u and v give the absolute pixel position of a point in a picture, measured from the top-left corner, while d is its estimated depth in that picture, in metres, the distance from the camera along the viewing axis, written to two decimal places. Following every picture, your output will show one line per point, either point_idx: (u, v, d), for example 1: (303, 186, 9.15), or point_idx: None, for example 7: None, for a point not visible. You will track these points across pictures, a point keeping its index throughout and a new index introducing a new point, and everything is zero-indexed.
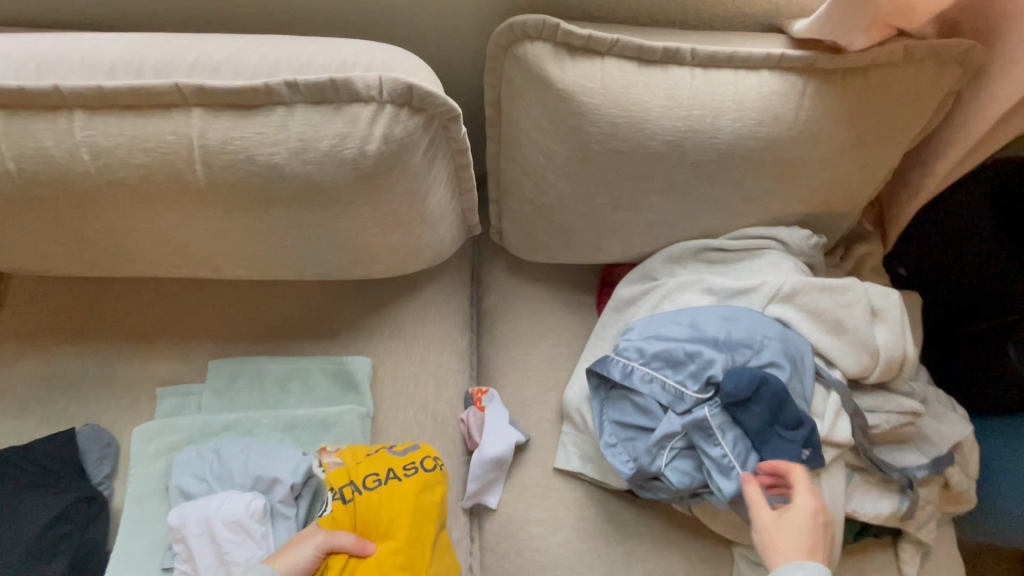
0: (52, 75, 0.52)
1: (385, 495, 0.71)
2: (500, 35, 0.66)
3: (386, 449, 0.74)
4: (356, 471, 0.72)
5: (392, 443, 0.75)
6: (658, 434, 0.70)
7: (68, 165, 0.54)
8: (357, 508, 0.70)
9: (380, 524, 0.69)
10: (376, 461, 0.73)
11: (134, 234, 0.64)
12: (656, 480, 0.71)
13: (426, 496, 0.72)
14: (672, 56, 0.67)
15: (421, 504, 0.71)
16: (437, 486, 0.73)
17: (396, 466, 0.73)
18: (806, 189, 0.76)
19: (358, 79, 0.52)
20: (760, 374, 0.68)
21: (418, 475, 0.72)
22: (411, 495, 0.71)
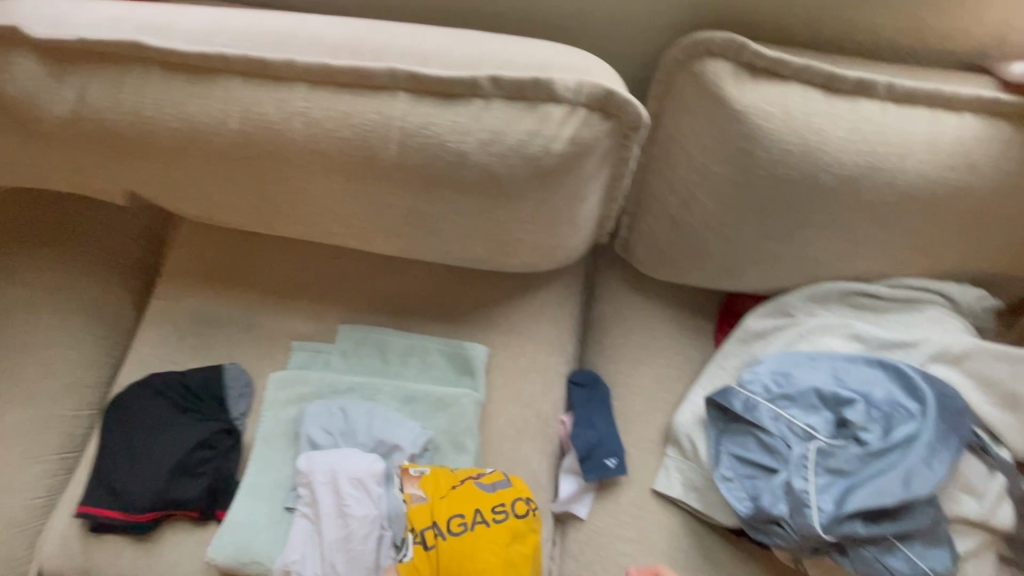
0: (286, 50, 0.57)
1: (469, 542, 0.70)
2: (681, 50, 0.66)
3: (471, 489, 0.73)
4: (439, 512, 0.72)
5: (479, 480, 0.75)
6: (786, 476, 0.65)
7: (282, 131, 0.60)
8: (439, 553, 0.70)
9: None
10: (459, 504, 0.72)
11: (312, 200, 0.70)
12: (774, 526, 0.66)
13: (512, 547, 0.71)
14: (862, 87, 0.63)
15: (509, 553, 0.71)
16: (527, 531, 0.73)
17: (484, 509, 0.72)
18: (988, 245, 0.69)
19: (557, 80, 0.53)
20: (910, 432, 0.63)
21: (507, 522, 0.72)
22: (499, 541, 0.70)
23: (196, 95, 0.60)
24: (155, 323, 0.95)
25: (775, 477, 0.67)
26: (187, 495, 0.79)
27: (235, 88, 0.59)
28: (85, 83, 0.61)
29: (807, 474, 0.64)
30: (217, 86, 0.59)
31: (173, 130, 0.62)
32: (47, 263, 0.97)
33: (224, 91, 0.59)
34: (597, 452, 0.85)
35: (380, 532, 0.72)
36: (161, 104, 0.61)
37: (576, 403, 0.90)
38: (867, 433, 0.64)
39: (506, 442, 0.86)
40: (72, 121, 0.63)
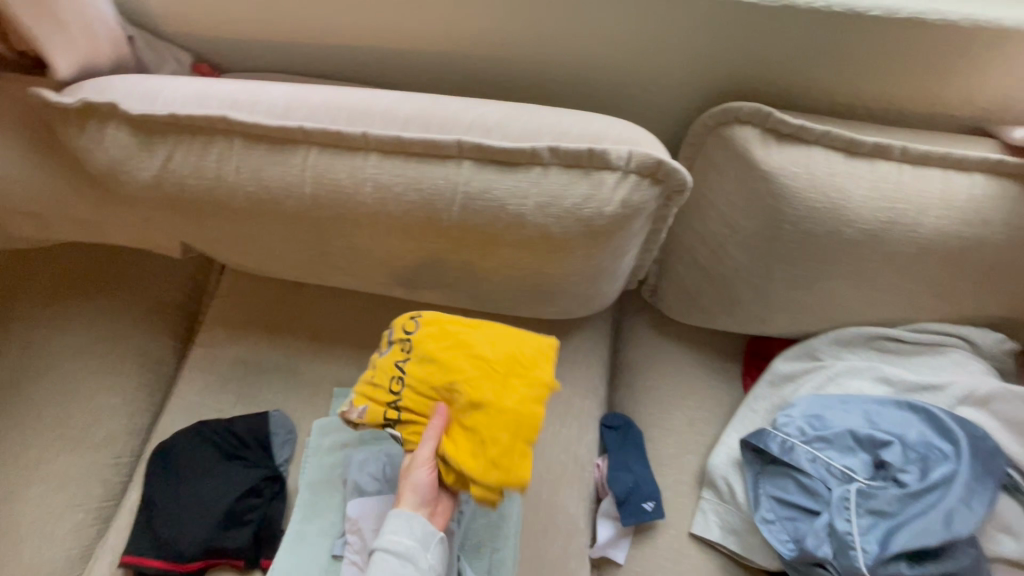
0: (360, 124, 0.63)
1: (415, 384, 0.69)
2: (712, 117, 0.73)
3: (378, 362, 0.72)
4: (377, 393, 0.70)
5: (378, 351, 0.73)
6: (828, 519, 0.68)
7: (351, 194, 0.65)
8: (412, 411, 0.69)
9: (435, 401, 0.68)
10: (382, 378, 0.71)
11: (369, 255, 0.74)
12: (818, 567, 0.69)
13: (447, 356, 0.69)
14: (880, 150, 0.69)
15: (441, 349, 0.69)
16: (433, 326, 0.71)
17: (395, 356, 0.71)
18: (1003, 294, 0.74)
19: (610, 151, 0.59)
20: (946, 473, 0.66)
21: (416, 343, 0.71)
22: (428, 355, 0.69)
23: (274, 162, 0.66)
24: (199, 370, 0.98)
25: (816, 519, 0.69)
26: (235, 543, 0.81)
27: (311, 156, 0.65)
28: (172, 150, 0.67)
29: (850, 516, 0.67)
30: (294, 155, 0.65)
31: (249, 193, 0.68)
32: (97, 312, 1.00)
33: (300, 159, 0.65)
34: (635, 495, 0.87)
35: None
36: (241, 170, 0.66)
37: (611, 446, 0.92)
38: (903, 473, 0.67)
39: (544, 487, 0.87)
40: (155, 185, 0.69)
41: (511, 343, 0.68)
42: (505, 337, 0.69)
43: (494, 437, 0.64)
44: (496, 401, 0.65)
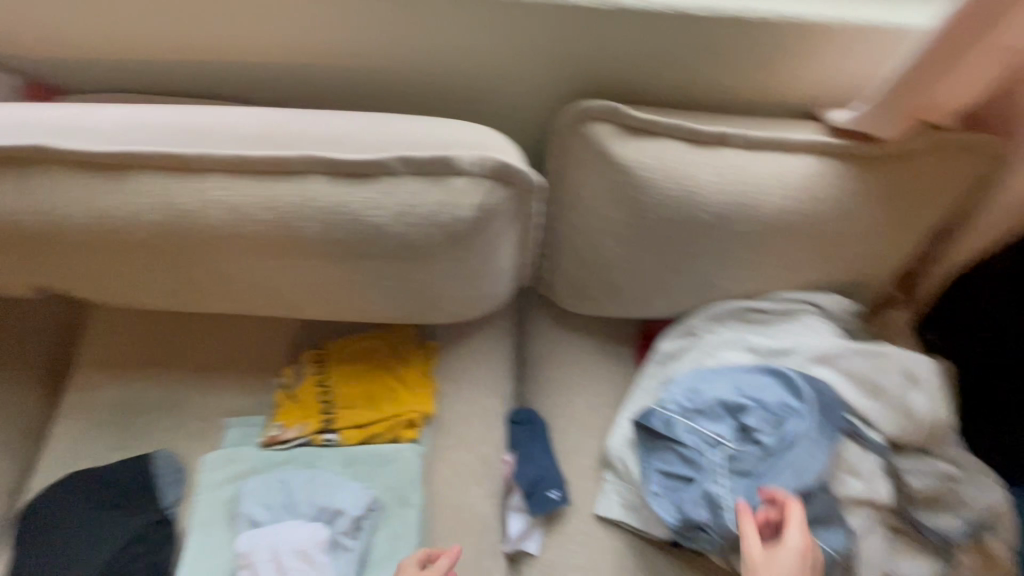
0: (200, 144, 0.61)
1: (340, 394, 0.88)
2: (569, 116, 0.75)
3: (299, 391, 0.89)
4: (310, 412, 0.87)
5: (292, 384, 0.89)
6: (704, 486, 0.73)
7: (201, 219, 0.62)
8: (343, 416, 0.87)
9: (359, 401, 0.88)
10: (309, 402, 0.88)
11: (237, 278, 0.71)
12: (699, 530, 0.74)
13: (359, 368, 0.90)
14: (721, 138, 0.75)
15: (351, 364, 0.90)
16: (337, 350, 0.91)
17: (313, 380, 0.89)
18: (841, 261, 0.82)
19: (459, 156, 0.60)
20: (798, 429, 0.73)
21: (328, 367, 0.89)
22: (342, 371, 0.89)
23: (111, 191, 0.62)
24: (71, 417, 0.90)
25: (695, 486, 0.74)
26: None
27: (150, 183, 0.61)
28: None
29: (719, 480, 0.73)
30: (131, 182, 0.61)
31: (88, 226, 0.63)
32: None
33: (138, 186, 0.61)
34: (541, 485, 0.90)
35: None
36: (76, 203, 0.62)
37: (516, 441, 0.94)
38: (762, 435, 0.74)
39: (451, 492, 0.87)
40: None
41: (402, 343, 0.93)
42: (396, 338, 0.93)
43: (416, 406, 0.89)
44: (397, 383, 0.90)
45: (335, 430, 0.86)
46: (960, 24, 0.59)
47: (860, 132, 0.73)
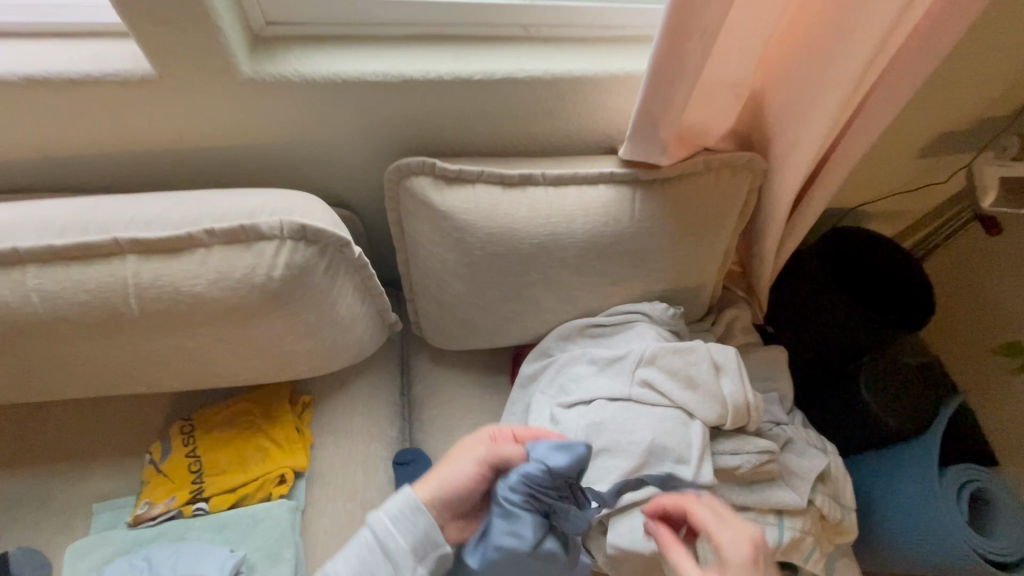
0: (12, 239, 0.65)
1: (209, 461, 0.89)
2: (390, 173, 0.83)
3: (166, 464, 0.89)
4: (178, 483, 0.88)
5: (159, 457, 0.90)
6: None
7: (19, 308, 0.66)
8: (213, 482, 0.88)
9: (228, 466, 0.89)
10: (177, 472, 0.89)
11: (73, 360, 0.74)
12: None
13: (229, 432, 0.92)
14: (526, 179, 0.85)
15: (220, 431, 0.92)
16: (207, 419, 0.93)
17: (182, 451, 0.90)
18: (657, 271, 0.92)
19: (263, 223, 0.67)
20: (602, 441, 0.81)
21: (197, 436, 0.91)
22: (211, 439, 0.91)
23: None
24: None
25: None
26: None
27: None
28: None
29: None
30: None
31: None
32: None
33: None
34: None
35: None
36: None
37: (399, 483, 0.93)
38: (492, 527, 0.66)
39: (330, 542, 0.88)
40: None
41: (273, 403, 0.96)
42: (269, 398, 0.96)
43: (286, 462, 0.91)
44: (268, 442, 0.92)
45: (205, 499, 0.87)
46: (674, 73, 0.69)
47: (642, 161, 0.85)
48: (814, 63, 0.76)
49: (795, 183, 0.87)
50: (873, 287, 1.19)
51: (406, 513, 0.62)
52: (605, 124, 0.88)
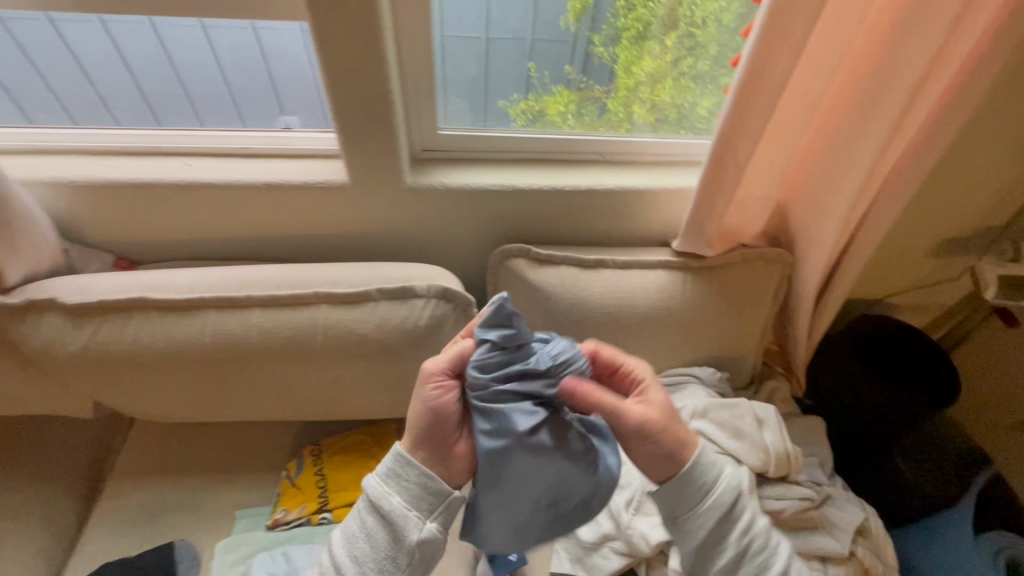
0: (247, 288, 0.92)
1: (333, 479, 1.09)
2: (495, 255, 1.10)
3: (300, 477, 1.10)
4: (307, 496, 1.07)
5: (293, 473, 1.11)
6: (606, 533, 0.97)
7: (241, 339, 0.92)
8: (334, 496, 1.07)
9: (347, 484, 1.08)
10: (307, 486, 1.08)
11: (258, 383, 0.97)
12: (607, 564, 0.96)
13: (348, 457, 1.12)
14: (600, 262, 1.09)
15: (342, 455, 1.12)
16: (331, 445, 1.14)
17: (311, 469, 1.11)
18: (705, 340, 1.12)
19: (417, 285, 0.93)
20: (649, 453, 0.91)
21: (323, 458, 1.12)
22: (335, 461, 1.11)
23: (182, 323, 0.92)
24: (105, 519, 1.08)
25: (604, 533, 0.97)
26: None
27: (211, 316, 0.92)
28: (96, 326, 0.91)
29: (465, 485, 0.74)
30: (197, 317, 0.92)
31: (164, 350, 0.92)
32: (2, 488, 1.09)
33: (202, 318, 0.92)
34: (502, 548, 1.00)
35: None
36: (154, 333, 0.92)
37: None
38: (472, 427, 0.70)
39: None
40: (81, 353, 0.92)
41: (383, 435, 1.16)
42: (379, 432, 1.17)
43: None
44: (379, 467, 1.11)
45: (328, 510, 1.06)
46: (715, 190, 0.95)
47: (692, 252, 1.09)
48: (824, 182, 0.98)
49: (817, 275, 1.07)
50: (908, 369, 1.31)
51: (389, 471, 0.72)
52: (661, 224, 1.13)
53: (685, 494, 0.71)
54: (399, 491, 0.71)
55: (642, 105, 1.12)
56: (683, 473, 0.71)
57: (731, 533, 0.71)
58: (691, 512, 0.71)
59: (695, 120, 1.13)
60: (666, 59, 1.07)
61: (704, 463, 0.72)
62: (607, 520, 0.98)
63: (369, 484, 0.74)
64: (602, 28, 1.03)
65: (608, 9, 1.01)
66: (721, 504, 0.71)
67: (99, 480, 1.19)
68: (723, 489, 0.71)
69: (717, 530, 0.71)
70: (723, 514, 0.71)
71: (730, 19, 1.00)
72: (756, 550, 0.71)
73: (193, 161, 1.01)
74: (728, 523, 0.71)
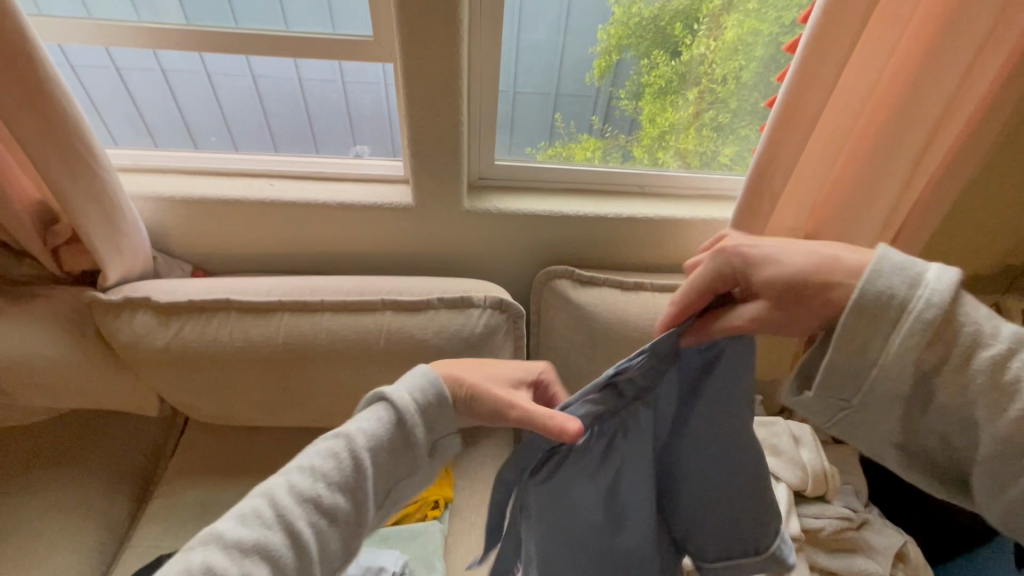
0: (320, 295, 1.02)
1: None
2: (541, 276, 1.19)
3: None
4: None
5: None
6: None
7: (312, 340, 1.00)
8: None
9: None
10: None
11: (321, 385, 1.04)
12: None
13: None
14: (638, 285, 1.17)
15: None
16: None
17: None
18: None
19: (474, 296, 1.01)
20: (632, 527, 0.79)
21: None
22: None
23: (259, 324, 1.01)
24: (161, 516, 1.13)
25: None
26: None
27: (285, 319, 1.01)
28: (182, 324, 1.01)
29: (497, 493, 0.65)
30: (273, 318, 1.01)
31: (240, 348, 1.00)
32: (59, 480, 1.12)
33: (278, 320, 1.01)
34: None
35: None
36: (233, 332, 1.00)
37: None
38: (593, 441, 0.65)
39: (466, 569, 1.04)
40: (165, 348, 1.01)
41: None
42: None
43: (434, 489, 1.12)
44: None
45: None
46: (750, 219, 1.02)
47: None
48: None
49: None
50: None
51: (425, 393, 0.61)
52: (696, 252, 1.21)
53: (871, 331, 0.50)
54: (422, 415, 0.60)
55: (666, 152, 1.24)
56: (855, 304, 0.50)
57: (938, 352, 0.49)
58: (879, 347, 0.50)
59: (720, 162, 1.23)
60: (691, 112, 1.20)
61: (880, 277, 0.50)
62: None
63: (394, 397, 0.60)
64: (625, 85, 1.17)
65: (631, 69, 1.15)
66: (931, 326, 0.48)
67: (150, 482, 1.23)
68: (922, 303, 0.48)
69: (933, 368, 0.49)
70: (931, 338, 0.48)
71: (749, 77, 1.14)
72: (1005, 377, 0.47)
73: (276, 182, 1.12)
74: (937, 340, 0.48)
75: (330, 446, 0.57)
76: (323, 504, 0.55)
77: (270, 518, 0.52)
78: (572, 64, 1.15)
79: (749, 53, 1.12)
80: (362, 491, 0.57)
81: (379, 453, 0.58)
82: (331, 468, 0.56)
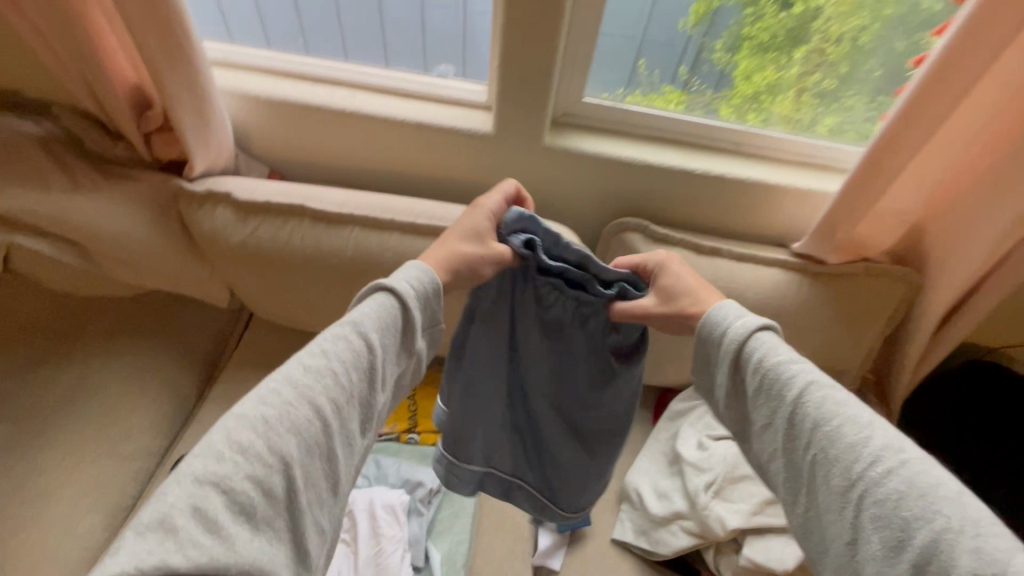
0: (393, 215, 1.03)
1: (426, 407, 1.16)
2: (611, 227, 1.14)
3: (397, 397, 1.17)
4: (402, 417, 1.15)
5: None
6: (676, 510, 0.99)
7: (378, 257, 1.02)
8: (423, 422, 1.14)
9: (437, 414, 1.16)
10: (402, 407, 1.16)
11: None
12: (667, 535, 0.99)
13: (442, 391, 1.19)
14: (714, 250, 1.10)
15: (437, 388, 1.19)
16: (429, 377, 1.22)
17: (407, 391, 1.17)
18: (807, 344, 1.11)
19: None
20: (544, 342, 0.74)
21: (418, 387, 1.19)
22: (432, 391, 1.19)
23: (332, 234, 1.02)
24: (223, 400, 1.21)
25: (677, 511, 0.99)
26: None
27: (357, 233, 1.02)
28: (259, 224, 1.03)
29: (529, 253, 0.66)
30: (345, 231, 1.02)
31: (310, 256, 1.03)
32: (136, 348, 1.22)
33: (350, 234, 1.02)
34: None
35: (402, 551, 0.93)
36: (304, 239, 1.02)
37: None
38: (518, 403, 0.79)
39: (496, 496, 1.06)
40: (240, 244, 1.04)
41: None
42: None
43: None
44: None
45: (417, 432, 1.13)
46: (854, 199, 0.93)
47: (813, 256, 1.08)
48: (964, 211, 0.95)
49: (942, 302, 1.03)
50: None
51: (386, 306, 0.54)
52: (784, 224, 1.13)
53: (733, 383, 0.56)
54: (417, 313, 0.57)
55: (756, 113, 1.13)
56: (715, 354, 0.58)
57: (747, 375, 0.54)
58: (712, 362, 0.59)
59: (817, 130, 1.12)
60: (795, 73, 1.08)
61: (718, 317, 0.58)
62: (681, 499, 1.00)
63: (360, 315, 0.52)
64: (721, 36, 1.05)
65: (732, 16, 1.03)
66: (781, 388, 0.51)
67: (215, 367, 1.31)
68: (739, 326, 0.56)
69: (780, 426, 0.51)
70: (741, 365, 0.55)
71: (867, 40, 1.02)
72: (775, 379, 0.51)
73: (357, 94, 1.10)
74: (744, 361, 0.55)
75: (303, 368, 0.47)
76: (300, 432, 0.44)
77: (235, 465, 0.40)
78: (664, 7, 1.04)
79: (876, 12, 0.99)
80: (341, 415, 0.48)
81: (355, 370, 0.50)
82: (315, 390, 0.46)
